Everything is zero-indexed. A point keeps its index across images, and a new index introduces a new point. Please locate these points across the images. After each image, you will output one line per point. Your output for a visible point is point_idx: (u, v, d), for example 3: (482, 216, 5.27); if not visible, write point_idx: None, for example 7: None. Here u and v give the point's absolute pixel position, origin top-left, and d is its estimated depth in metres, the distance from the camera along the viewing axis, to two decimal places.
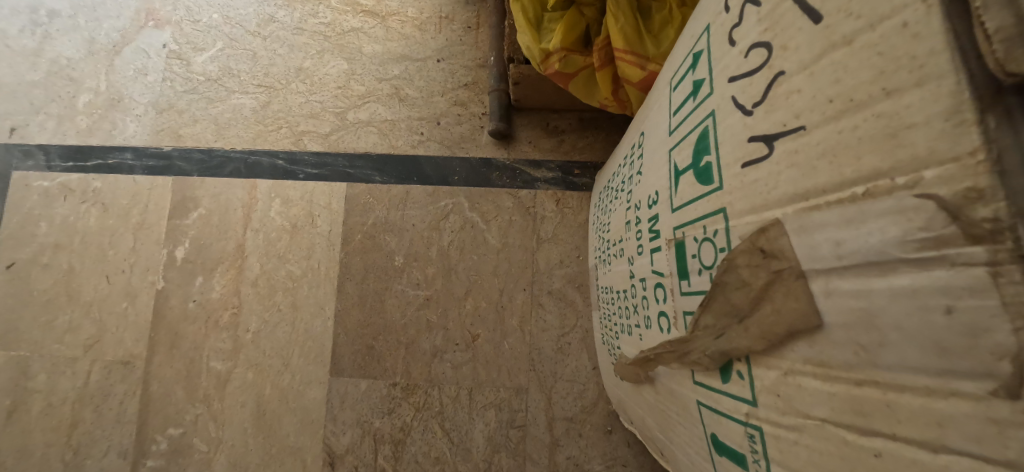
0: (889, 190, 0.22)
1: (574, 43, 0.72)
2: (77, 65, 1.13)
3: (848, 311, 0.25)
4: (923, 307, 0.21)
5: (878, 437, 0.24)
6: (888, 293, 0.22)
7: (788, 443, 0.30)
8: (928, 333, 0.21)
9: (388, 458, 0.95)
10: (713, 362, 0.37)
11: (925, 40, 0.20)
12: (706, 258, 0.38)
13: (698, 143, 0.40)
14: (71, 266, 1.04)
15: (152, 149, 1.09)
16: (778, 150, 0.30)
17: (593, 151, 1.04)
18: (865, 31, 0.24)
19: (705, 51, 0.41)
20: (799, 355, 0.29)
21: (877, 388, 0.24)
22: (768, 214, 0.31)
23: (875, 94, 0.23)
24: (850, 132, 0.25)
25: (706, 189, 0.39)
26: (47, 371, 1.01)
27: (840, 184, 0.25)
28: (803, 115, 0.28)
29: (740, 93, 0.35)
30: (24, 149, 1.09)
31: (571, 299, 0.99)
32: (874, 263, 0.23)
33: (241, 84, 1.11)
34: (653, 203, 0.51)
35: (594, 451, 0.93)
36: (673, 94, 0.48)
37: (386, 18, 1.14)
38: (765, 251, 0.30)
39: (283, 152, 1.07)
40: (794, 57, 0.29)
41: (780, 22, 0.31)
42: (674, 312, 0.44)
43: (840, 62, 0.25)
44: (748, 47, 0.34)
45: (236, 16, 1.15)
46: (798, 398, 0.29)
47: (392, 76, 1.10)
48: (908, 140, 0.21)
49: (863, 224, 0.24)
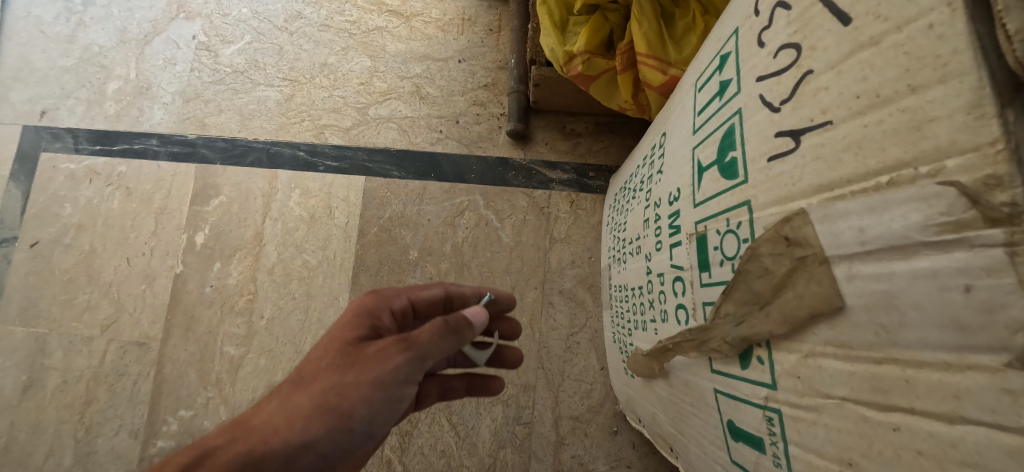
0: (912, 179, 0.24)
1: (598, 47, 0.74)
2: (108, 53, 1.16)
3: (869, 294, 0.26)
4: (943, 286, 0.22)
5: (896, 412, 0.25)
6: (909, 275, 0.24)
7: (807, 423, 0.32)
8: (946, 310, 0.22)
9: (394, 449, 0.95)
10: (733, 349, 0.38)
11: (949, 41, 0.22)
12: (728, 249, 0.40)
13: (724, 140, 0.42)
14: (93, 247, 1.06)
15: (177, 136, 1.12)
16: (804, 144, 0.32)
17: (608, 155, 1.07)
18: (891, 33, 0.26)
19: (732, 53, 0.43)
20: (819, 338, 0.30)
21: (896, 366, 0.25)
22: (793, 205, 0.32)
23: (901, 90, 0.25)
24: (874, 126, 0.26)
25: (730, 183, 0.41)
26: (64, 349, 1.02)
27: (864, 174, 0.27)
28: (830, 111, 0.30)
29: (768, 92, 0.37)
30: (53, 132, 1.12)
31: (581, 299, 1.01)
32: (896, 247, 0.25)
33: (267, 77, 1.14)
34: (674, 199, 0.53)
35: (599, 451, 0.94)
36: (698, 95, 0.50)
37: (410, 18, 1.18)
38: (789, 239, 0.32)
39: (305, 145, 1.10)
40: (822, 57, 0.31)
41: (809, 25, 0.33)
42: (693, 304, 0.46)
43: (867, 61, 0.27)
44: (777, 48, 0.36)
45: (264, 11, 1.19)
46: (818, 379, 0.30)
47: (414, 75, 1.13)
48: (931, 132, 0.23)
49: (886, 211, 0.25)
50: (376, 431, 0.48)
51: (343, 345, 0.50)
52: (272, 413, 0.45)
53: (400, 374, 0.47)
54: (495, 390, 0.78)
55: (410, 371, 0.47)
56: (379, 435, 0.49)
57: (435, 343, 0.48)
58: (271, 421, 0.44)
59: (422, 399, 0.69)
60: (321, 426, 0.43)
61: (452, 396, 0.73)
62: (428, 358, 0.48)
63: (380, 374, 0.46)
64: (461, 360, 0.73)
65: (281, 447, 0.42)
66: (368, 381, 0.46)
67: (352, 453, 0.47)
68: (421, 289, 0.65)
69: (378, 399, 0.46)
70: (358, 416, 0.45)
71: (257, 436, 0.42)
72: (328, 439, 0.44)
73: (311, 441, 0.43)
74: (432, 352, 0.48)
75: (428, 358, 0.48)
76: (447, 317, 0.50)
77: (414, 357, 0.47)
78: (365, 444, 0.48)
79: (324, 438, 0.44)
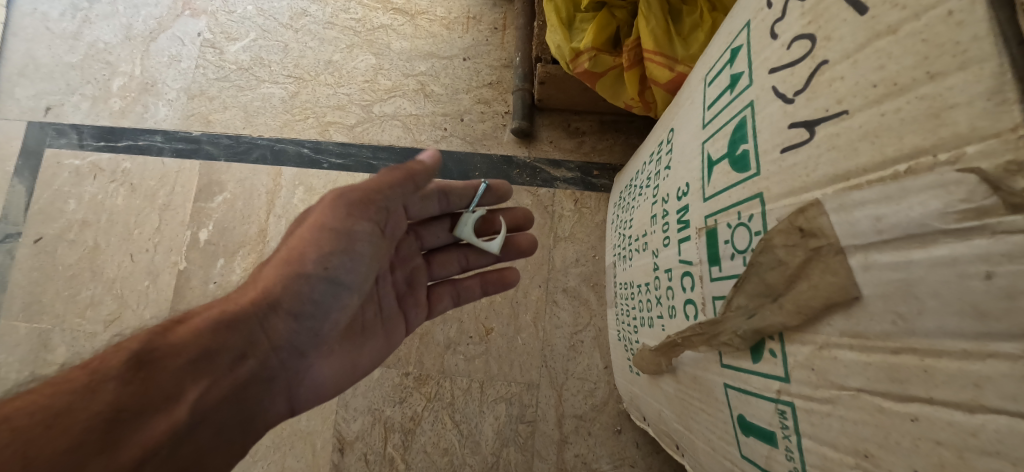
0: (931, 166, 0.24)
1: (604, 44, 0.75)
2: (114, 50, 1.17)
3: (886, 283, 0.26)
4: (963, 273, 0.22)
5: (914, 402, 0.25)
6: (927, 263, 0.24)
7: (821, 415, 0.31)
8: (965, 298, 0.22)
9: (397, 447, 0.95)
10: (744, 342, 0.38)
11: (969, 27, 0.22)
12: (739, 242, 0.40)
13: (735, 133, 0.43)
14: (97, 244, 1.05)
15: (181, 133, 1.12)
16: (818, 134, 0.32)
17: (613, 154, 1.07)
18: (909, 20, 0.26)
19: (744, 47, 0.44)
20: (834, 328, 0.30)
21: (914, 355, 0.25)
22: (807, 195, 0.32)
23: (919, 77, 0.25)
24: (892, 115, 0.26)
25: (742, 176, 0.41)
26: (66, 344, 1.00)
27: (881, 163, 0.27)
28: (846, 101, 0.30)
29: (781, 84, 0.37)
30: (57, 128, 1.12)
31: (585, 297, 1.01)
32: (915, 235, 0.25)
33: (272, 74, 1.15)
34: (683, 194, 0.53)
35: (603, 450, 0.93)
36: (707, 89, 0.51)
37: (415, 16, 1.19)
38: (804, 230, 0.32)
39: (309, 142, 1.10)
40: (838, 47, 0.31)
41: (823, 16, 0.33)
42: (703, 298, 0.46)
43: (884, 50, 0.27)
44: (790, 40, 0.36)
45: (270, 9, 1.20)
46: (832, 370, 0.30)
47: (418, 73, 1.14)
48: (951, 119, 0.23)
49: (904, 199, 0.25)
50: (339, 280, 0.55)
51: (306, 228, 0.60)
52: (242, 290, 0.53)
53: (346, 215, 0.55)
54: (512, 277, 0.84)
55: (351, 207, 0.55)
56: (344, 287, 0.56)
57: (376, 183, 0.56)
58: (241, 292, 0.53)
59: (435, 298, 0.79)
60: (281, 280, 0.52)
61: (467, 298, 0.83)
62: (370, 200, 0.56)
63: (329, 215, 0.54)
64: (473, 261, 0.82)
65: (248, 305, 0.50)
66: (312, 228, 0.54)
67: (327, 303, 0.55)
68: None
69: (330, 241, 0.54)
70: (311, 260, 0.53)
71: (227, 303, 0.51)
72: (289, 289, 0.52)
73: (275, 293, 0.51)
74: (374, 195, 0.57)
75: (371, 201, 0.56)
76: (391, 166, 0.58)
77: (357, 198, 0.56)
78: (337, 295, 0.56)
79: (288, 291, 0.52)
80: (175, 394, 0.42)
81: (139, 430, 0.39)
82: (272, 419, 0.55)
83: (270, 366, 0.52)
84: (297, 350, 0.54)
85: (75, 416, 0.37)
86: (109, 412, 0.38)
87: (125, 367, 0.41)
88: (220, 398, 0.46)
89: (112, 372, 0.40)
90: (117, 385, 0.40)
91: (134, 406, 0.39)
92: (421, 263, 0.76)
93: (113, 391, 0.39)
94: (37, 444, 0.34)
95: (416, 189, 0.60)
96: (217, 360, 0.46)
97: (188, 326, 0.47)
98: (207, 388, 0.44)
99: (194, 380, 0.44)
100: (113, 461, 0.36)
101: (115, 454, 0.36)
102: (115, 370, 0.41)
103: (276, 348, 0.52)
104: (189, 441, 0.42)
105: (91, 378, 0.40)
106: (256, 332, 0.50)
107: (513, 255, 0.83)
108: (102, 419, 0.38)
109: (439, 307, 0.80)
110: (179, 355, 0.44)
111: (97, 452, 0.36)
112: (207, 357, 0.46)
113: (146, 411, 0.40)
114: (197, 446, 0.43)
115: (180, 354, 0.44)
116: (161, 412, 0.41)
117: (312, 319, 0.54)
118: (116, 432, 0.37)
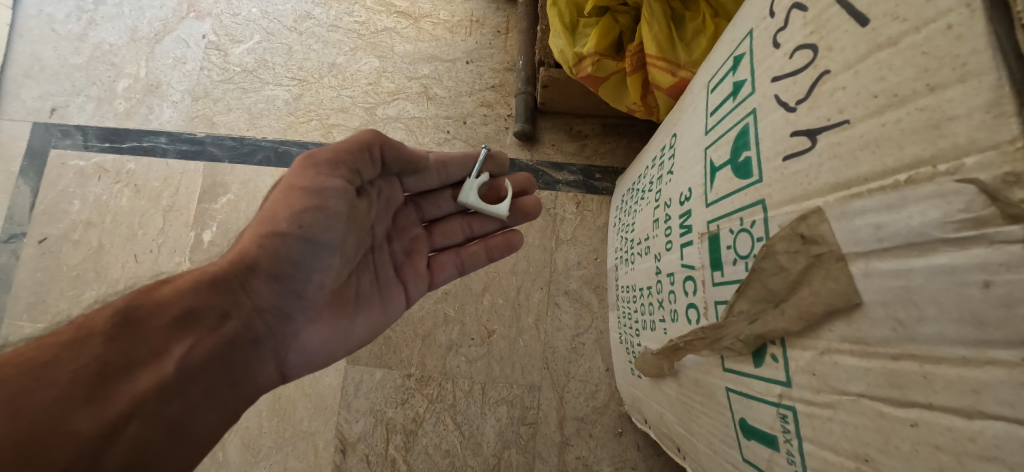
0: (930, 176, 0.24)
1: (607, 48, 0.75)
2: (119, 51, 1.18)
3: (886, 290, 0.27)
4: (961, 282, 0.22)
5: (913, 408, 0.25)
6: (927, 271, 0.24)
7: (822, 420, 0.32)
8: (965, 306, 0.22)
9: (399, 448, 0.95)
10: (746, 347, 0.39)
11: (968, 41, 0.23)
12: (741, 248, 0.41)
13: (738, 140, 0.43)
14: (101, 243, 1.05)
15: (186, 134, 1.13)
16: (820, 143, 0.33)
17: (614, 157, 1.08)
18: (910, 33, 0.26)
19: (746, 54, 0.44)
20: (835, 334, 0.31)
21: (914, 361, 0.25)
22: (809, 203, 0.33)
23: (919, 89, 0.25)
24: (893, 125, 0.27)
25: (744, 183, 0.41)
26: None
27: (881, 172, 0.27)
28: (847, 110, 0.30)
29: (783, 92, 0.37)
30: (62, 129, 1.12)
31: (587, 300, 1.02)
32: (914, 244, 0.25)
33: (276, 77, 1.16)
34: (686, 199, 0.54)
35: (604, 452, 0.94)
36: (710, 95, 0.51)
37: (418, 19, 1.20)
38: (805, 237, 0.32)
39: (313, 144, 1.11)
40: (839, 57, 0.32)
41: (825, 26, 0.33)
42: (705, 302, 0.46)
43: (885, 61, 0.28)
44: (792, 48, 0.37)
45: (274, 11, 1.22)
46: (834, 376, 0.31)
47: (422, 75, 1.15)
48: (950, 131, 0.23)
49: (904, 208, 0.25)
50: (319, 240, 0.55)
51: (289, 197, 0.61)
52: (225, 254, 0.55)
53: (317, 179, 0.54)
54: (516, 242, 0.81)
55: (319, 172, 0.55)
56: (325, 246, 0.55)
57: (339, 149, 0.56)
58: (225, 256, 0.54)
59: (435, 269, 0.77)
60: (258, 240, 0.53)
61: (473, 267, 0.81)
62: (337, 161, 0.56)
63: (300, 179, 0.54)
64: (477, 228, 0.81)
65: (231, 266, 0.51)
66: (287, 189, 0.55)
67: (307, 264, 0.55)
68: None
69: (302, 203, 0.53)
70: (286, 218, 0.53)
71: (212, 266, 0.52)
72: (268, 251, 0.52)
73: (255, 253, 0.52)
74: (342, 159, 0.56)
75: (338, 162, 0.56)
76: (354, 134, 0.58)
77: (324, 163, 0.55)
78: (319, 256, 0.55)
79: (268, 253, 0.52)
80: (160, 351, 0.42)
81: (127, 385, 0.39)
82: (265, 381, 0.54)
83: (256, 328, 0.52)
84: (280, 307, 0.54)
85: (62, 368, 0.37)
86: (95, 367, 0.38)
87: (111, 323, 0.42)
88: (207, 356, 0.46)
89: (98, 327, 0.41)
90: (102, 341, 0.40)
91: (119, 362, 0.40)
92: (421, 234, 0.76)
93: (99, 346, 0.40)
94: (26, 392, 0.35)
95: (374, 157, 0.60)
96: (202, 320, 0.47)
97: (172, 287, 0.48)
98: (193, 346, 0.45)
99: (179, 338, 0.44)
100: (100, 412, 0.36)
101: (102, 406, 0.37)
102: (101, 327, 0.41)
103: (261, 310, 0.52)
104: (178, 397, 0.42)
105: (77, 331, 0.40)
106: (240, 293, 0.51)
107: (518, 219, 0.81)
108: (88, 372, 0.38)
109: (443, 277, 0.78)
110: (161, 312, 0.45)
111: (83, 402, 0.36)
112: (192, 317, 0.47)
113: (132, 368, 0.40)
114: (187, 402, 0.43)
115: (164, 313, 0.45)
116: (147, 368, 0.41)
117: (296, 281, 0.55)
118: (103, 386, 0.38)
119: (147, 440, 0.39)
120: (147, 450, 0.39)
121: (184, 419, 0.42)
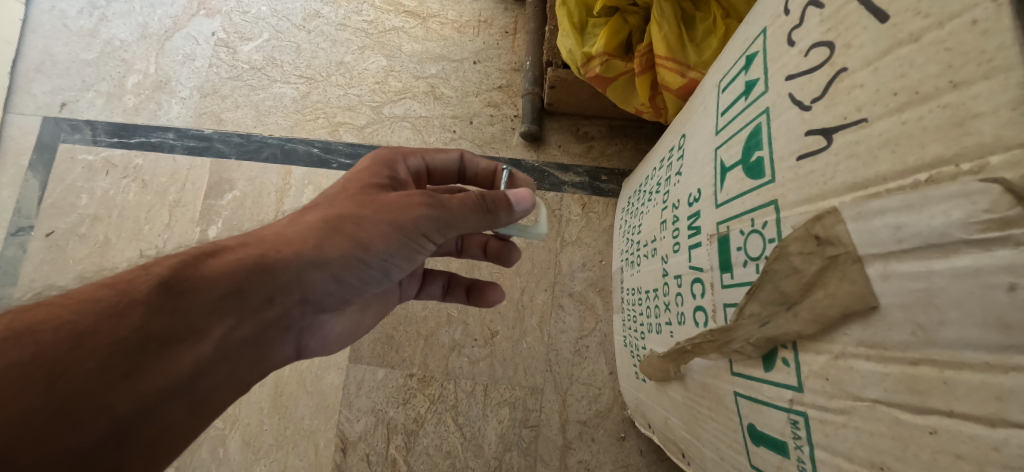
0: (953, 176, 0.23)
1: (616, 49, 0.75)
2: (129, 48, 1.19)
3: (905, 293, 0.26)
4: (985, 284, 0.22)
5: (933, 415, 0.24)
6: (949, 273, 0.23)
7: (835, 426, 0.31)
8: (989, 309, 0.21)
9: (400, 448, 0.94)
10: (756, 350, 0.38)
11: (994, 36, 0.22)
12: (752, 249, 0.40)
13: (750, 140, 0.43)
14: (107, 238, 1.05)
15: (193, 131, 1.13)
16: (837, 141, 0.32)
17: (621, 159, 1.07)
18: (932, 28, 0.26)
19: (760, 53, 0.43)
20: (851, 338, 0.30)
21: (933, 366, 0.24)
22: (824, 203, 0.32)
23: (942, 86, 0.25)
24: (914, 123, 0.26)
25: (756, 183, 0.41)
26: None
27: (901, 171, 0.27)
28: (865, 108, 0.30)
29: (798, 91, 0.36)
30: (71, 124, 1.13)
31: (591, 302, 1.01)
32: (936, 245, 0.24)
33: (284, 74, 1.17)
34: (695, 200, 0.53)
35: (606, 457, 0.92)
36: (721, 95, 0.51)
37: (426, 19, 1.20)
38: (820, 238, 0.32)
39: (319, 142, 1.11)
40: (857, 55, 0.31)
41: (843, 22, 0.33)
42: (713, 305, 0.46)
43: (906, 57, 0.27)
44: (808, 46, 0.36)
45: (283, 9, 1.22)
46: (848, 381, 0.30)
47: (428, 75, 1.15)
48: (975, 128, 0.22)
49: (925, 208, 0.25)
50: (388, 270, 0.54)
51: (365, 188, 0.54)
52: (286, 231, 0.49)
53: (421, 225, 0.50)
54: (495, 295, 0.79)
55: (429, 223, 0.51)
56: (390, 269, 0.53)
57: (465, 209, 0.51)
58: (286, 234, 0.48)
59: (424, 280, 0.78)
60: (338, 247, 0.48)
61: (455, 293, 0.81)
62: (450, 224, 0.52)
63: (406, 214, 0.50)
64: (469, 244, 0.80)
65: (295, 253, 0.46)
66: (386, 211, 0.50)
67: (366, 282, 0.53)
68: (435, 151, 0.66)
69: (397, 240, 0.50)
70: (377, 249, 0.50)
71: (271, 243, 0.47)
72: (343, 261, 0.49)
73: (329, 255, 0.48)
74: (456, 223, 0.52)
75: (452, 225, 0.52)
76: (484, 193, 0.52)
77: (440, 213, 0.50)
78: (377, 276, 0.53)
79: (342, 259, 0.49)
80: (201, 329, 0.40)
81: (163, 363, 0.38)
82: (282, 363, 0.53)
83: (294, 315, 0.49)
84: (320, 307, 0.52)
85: (99, 339, 0.36)
86: (134, 339, 0.37)
87: (155, 292, 0.39)
88: (243, 338, 0.44)
89: (141, 296, 0.39)
90: (145, 312, 0.38)
91: (159, 336, 0.38)
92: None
93: (140, 318, 0.38)
94: (65, 361, 0.34)
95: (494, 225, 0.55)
96: (250, 300, 0.44)
97: (227, 260, 0.44)
98: (234, 328, 0.43)
99: (221, 317, 0.42)
100: (136, 387, 0.36)
101: (136, 382, 0.36)
102: (144, 296, 0.39)
103: (307, 302, 0.49)
104: (207, 378, 0.41)
105: (119, 300, 0.38)
106: (296, 284, 0.47)
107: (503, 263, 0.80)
108: (127, 344, 0.36)
109: (428, 289, 0.79)
110: (210, 288, 0.41)
111: (119, 376, 0.35)
112: (241, 296, 0.43)
113: (171, 344, 0.39)
114: (213, 381, 0.42)
115: (213, 289, 0.41)
116: (185, 347, 0.39)
117: (348, 289, 0.52)
118: (141, 359, 0.37)
119: (171, 420, 0.39)
120: (170, 428, 0.39)
121: (206, 398, 0.41)
